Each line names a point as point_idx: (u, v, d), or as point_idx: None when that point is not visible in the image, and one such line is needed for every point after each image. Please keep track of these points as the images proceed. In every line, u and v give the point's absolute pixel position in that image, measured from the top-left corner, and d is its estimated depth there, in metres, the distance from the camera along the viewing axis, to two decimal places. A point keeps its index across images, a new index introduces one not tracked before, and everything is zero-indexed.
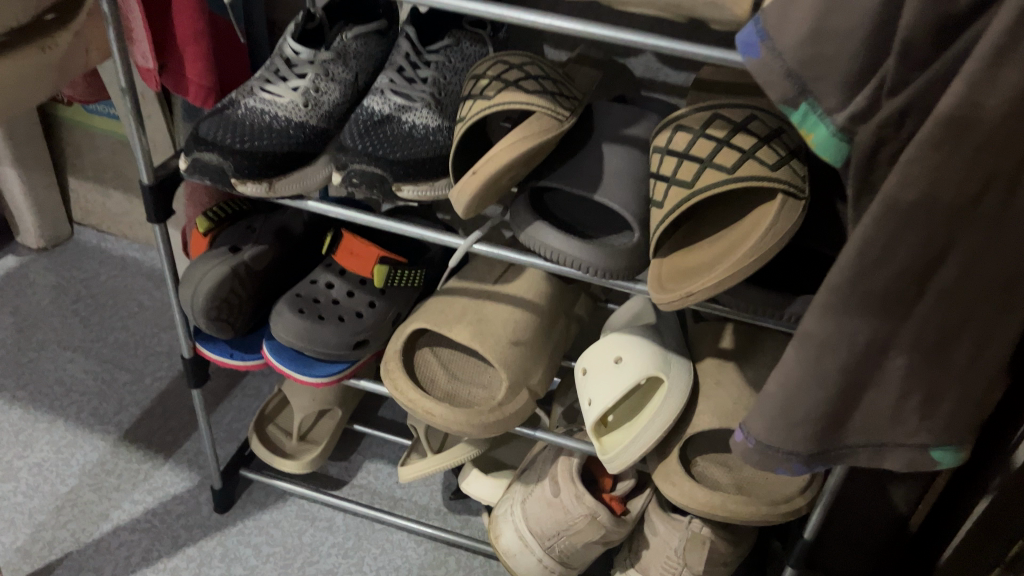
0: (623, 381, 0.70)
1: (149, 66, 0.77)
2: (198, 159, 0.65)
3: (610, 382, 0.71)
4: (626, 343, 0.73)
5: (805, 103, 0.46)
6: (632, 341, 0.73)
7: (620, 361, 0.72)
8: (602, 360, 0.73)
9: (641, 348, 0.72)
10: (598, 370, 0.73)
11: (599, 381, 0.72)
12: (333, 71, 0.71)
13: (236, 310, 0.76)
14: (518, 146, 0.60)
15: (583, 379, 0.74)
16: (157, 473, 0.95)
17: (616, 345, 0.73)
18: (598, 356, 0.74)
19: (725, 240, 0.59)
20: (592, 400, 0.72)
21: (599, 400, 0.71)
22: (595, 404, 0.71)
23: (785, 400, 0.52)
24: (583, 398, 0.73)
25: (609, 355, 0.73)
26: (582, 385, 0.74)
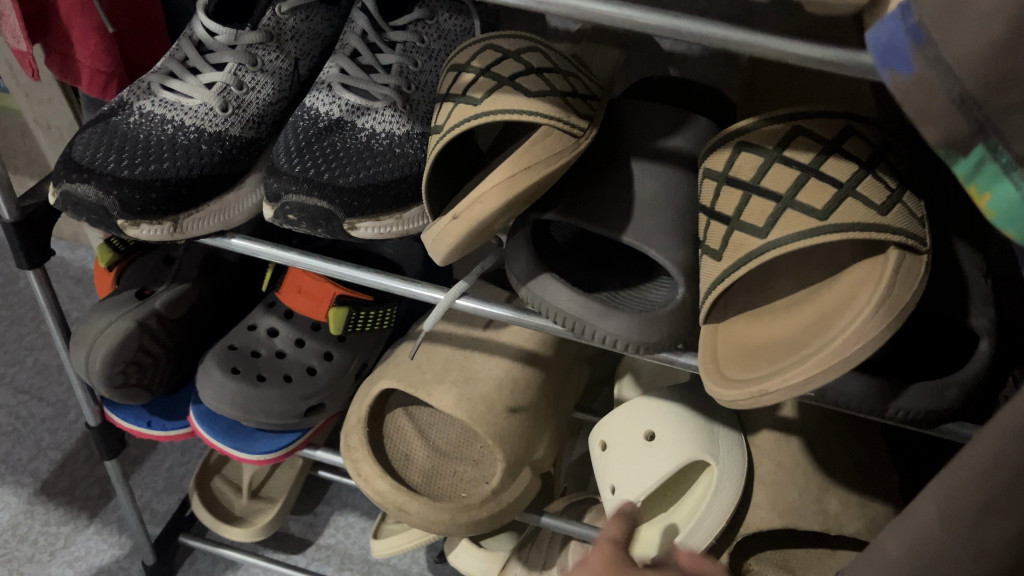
0: (659, 467, 0.53)
1: (23, 48, 0.58)
2: (69, 193, 0.46)
3: (640, 467, 0.54)
4: (661, 413, 0.56)
5: (980, 147, 0.29)
6: (667, 409, 0.56)
7: (655, 436, 0.55)
8: (629, 433, 0.56)
9: (683, 420, 0.55)
10: (624, 446, 0.56)
11: (627, 462, 0.55)
12: (262, 59, 0.52)
13: (150, 371, 0.58)
14: (518, 178, 0.42)
15: (606, 457, 0.57)
16: (79, 539, 0.79)
17: (650, 414, 0.56)
18: (623, 428, 0.57)
19: (813, 310, 0.42)
20: (618, 487, 0.55)
21: (626, 490, 0.54)
22: (623, 495, 0.54)
23: (917, 574, 0.35)
24: (606, 483, 0.56)
25: (641, 427, 0.56)
26: (605, 464, 0.57)
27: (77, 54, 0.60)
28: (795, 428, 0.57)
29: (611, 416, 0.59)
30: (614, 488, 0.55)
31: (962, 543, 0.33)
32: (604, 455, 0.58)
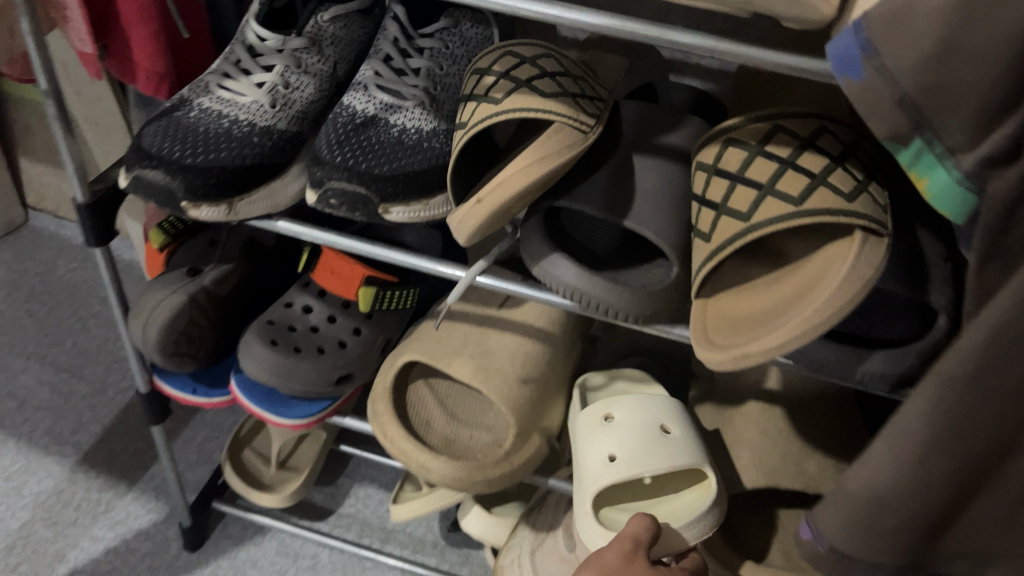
0: (678, 455, 0.54)
1: (87, 51, 0.64)
2: (139, 177, 0.53)
3: (656, 449, 0.54)
4: (674, 415, 0.58)
5: (918, 139, 0.35)
6: (681, 416, 0.58)
7: (671, 429, 0.56)
8: (641, 416, 0.57)
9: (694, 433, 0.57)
10: (636, 424, 0.56)
11: (639, 438, 0.55)
12: (305, 62, 0.58)
13: (197, 342, 0.65)
14: (534, 167, 0.48)
15: (605, 427, 0.56)
16: (119, 504, 0.85)
17: (667, 413, 0.58)
18: (634, 410, 0.57)
19: (788, 286, 0.48)
20: (626, 457, 0.54)
21: (639, 462, 0.53)
22: (634, 465, 0.53)
23: (873, 506, 0.41)
24: (606, 450, 0.55)
25: (656, 416, 0.57)
26: (600, 433, 0.56)
27: (134, 56, 0.66)
28: (779, 399, 0.63)
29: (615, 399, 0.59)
30: (619, 457, 0.54)
31: (908, 475, 0.40)
32: (601, 424, 0.57)
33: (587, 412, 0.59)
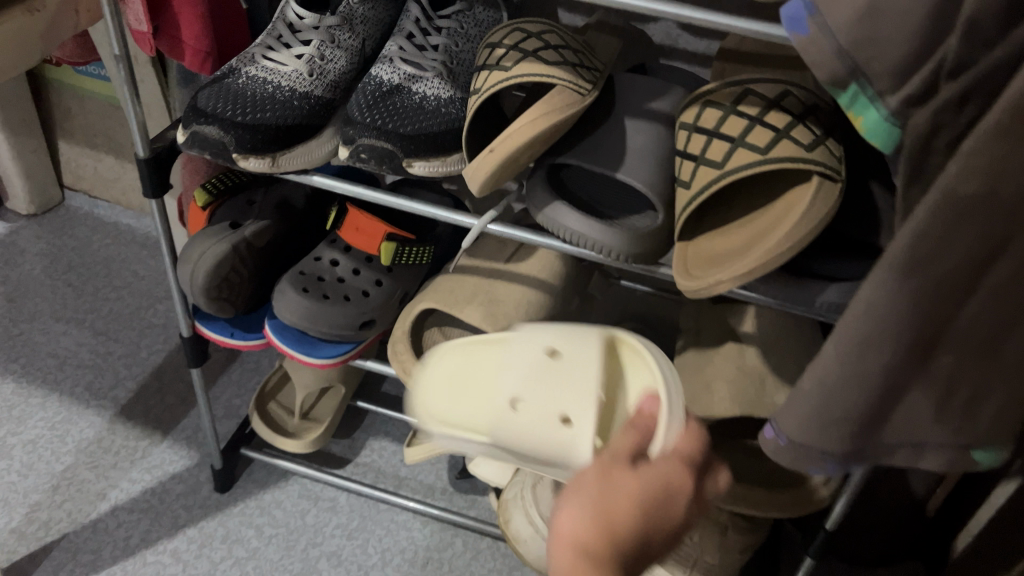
0: (581, 339, 0.48)
1: (142, 29, 0.73)
2: (196, 133, 0.61)
3: (567, 372, 0.46)
4: (543, 335, 0.49)
5: (854, 85, 0.43)
6: (544, 334, 0.49)
7: (559, 350, 0.47)
8: (533, 374, 0.47)
9: (571, 330, 0.49)
10: (538, 382, 0.46)
11: (546, 383, 0.46)
12: (339, 37, 0.67)
13: (237, 289, 0.72)
14: (539, 122, 0.57)
15: (523, 415, 0.46)
16: (155, 451, 0.93)
17: (531, 346, 0.48)
18: (518, 380, 0.47)
19: (757, 226, 0.56)
20: (576, 411, 0.45)
21: (590, 409, 0.45)
22: (587, 411, 0.45)
23: (822, 399, 0.49)
24: (549, 419, 0.45)
25: (533, 352, 0.48)
26: (529, 419, 0.46)
27: (182, 36, 0.75)
28: (755, 340, 0.71)
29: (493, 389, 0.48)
30: (569, 412, 0.45)
31: (851, 369, 0.48)
32: (517, 416, 0.46)
33: (494, 423, 0.46)
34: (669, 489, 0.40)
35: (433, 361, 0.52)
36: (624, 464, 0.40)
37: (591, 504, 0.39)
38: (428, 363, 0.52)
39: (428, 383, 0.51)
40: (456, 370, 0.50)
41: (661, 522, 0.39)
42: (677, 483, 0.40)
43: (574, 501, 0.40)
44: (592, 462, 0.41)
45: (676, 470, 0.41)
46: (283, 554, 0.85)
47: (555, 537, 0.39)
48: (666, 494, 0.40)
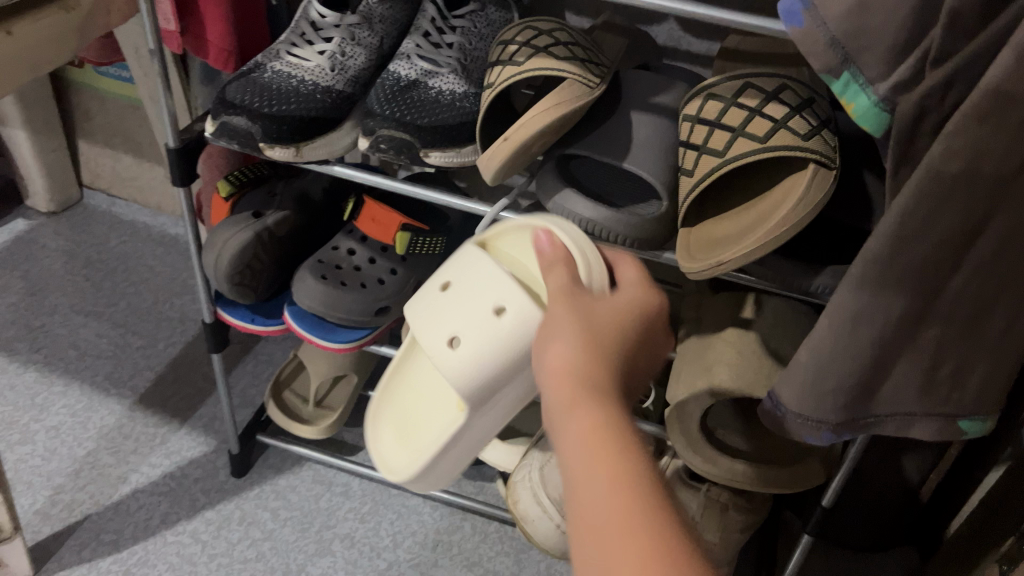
0: (462, 258, 0.57)
1: (171, 28, 0.77)
2: (225, 123, 0.65)
3: (471, 282, 0.55)
4: (438, 283, 0.57)
5: (847, 73, 0.46)
6: (436, 287, 0.57)
7: (453, 279, 0.57)
8: (450, 312, 0.55)
9: (453, 262, 0.58)
10: (460, 310, 0.55)
11: (466, 299, 0.55)
12: (359, 35, 0.70)
13: (258, 276, 0.75)
14: (550, 112, 0.61)
15: (470, 343, 0.54)
16: (173, 437, 0.96)
17: (429, 299, 0.57)
18: (445, 324, 0.55)
19: (756, 212, 0.59)
20: (503, 299, 0.53)
21: (511, 288, 0.54)
22: (512, 293, 0.53)
23: (817, 370, 0.52)
24: (489, 321, 0.53)
25: (434, 299, 0.57)
26: (477, 338, 0.53)
27: (207, 35, 0.78)
28: (755, 325, 0.74)
29: (432, 353, 0.55)
30: (497, 300, 0.54)
31: (843, 341, 0.51)
32: (468, 350, 0.54)
33: (456, 374, 0.54)
34: (630, 323, 0.45)
35: (391, 429, 0.68)
36: (589, 305, 0.46)
37: (574, 336, 0.43)
38: (387, 443, 0.67)
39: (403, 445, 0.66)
40: (408, 429, 0.67)
41: (631, 348, 0.45)
42: (633, 316, 0.46)
43: (560, 340, 0.44)
44: (565, 309, 0.46)
45: (625, 309, 0.47)
46: (298, 536, 0.89)
47: (551, 379, 0.42)
48: (628, 322, 0.45)
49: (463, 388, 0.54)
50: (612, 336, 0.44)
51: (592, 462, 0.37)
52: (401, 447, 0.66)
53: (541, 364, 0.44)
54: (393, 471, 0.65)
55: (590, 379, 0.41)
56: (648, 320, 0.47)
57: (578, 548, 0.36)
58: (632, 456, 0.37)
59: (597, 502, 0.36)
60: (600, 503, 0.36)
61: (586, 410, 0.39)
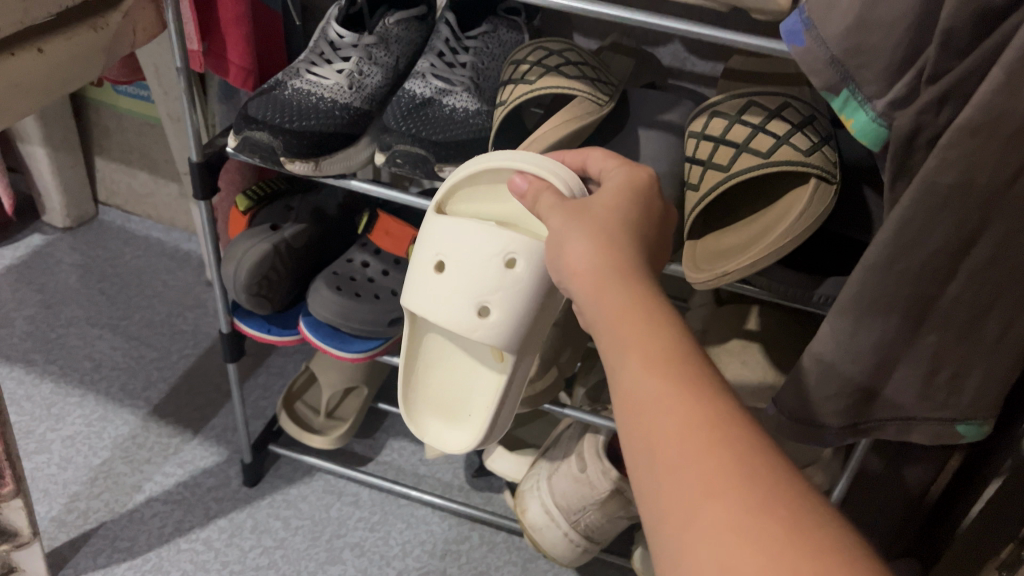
0: (439, 235, 0.59)
1: (194, 48, 0.79)
2: (248, 137, 0.68)
3: (463, 250, 0.58)
4: (428, 270, 0.59)
5: (846, 90, 0.49)
6: (429, 275, 0.59)
7: (444, 254, 0.58)
8: (460, 285, 0.57)
9: (427, 243, 0.60)
10: (470, 280, 0.57)
11: (467, 266, 0.57)
12: (375, 55, 0.73)
13: (275, 287, 0.78)
14: (560, 129, 0.64)
15: (499, 304, 0.57)
16: (186, 447, 0.98)
17: (429, 285, 0.59)
18: (461, 301, 0.57)
19: (758, 224, 0.62)
20: (506, 248, 0.56)
21: (502, 237, 0.57)
22: (511, 239, 0.56)
23: (820, 373, 0.55)
24: (507, 274, 0.56)
25: (435, 281, 0.58)
26: (503, 296, 0.56)
27: (228, 54, 0.81)
28: (758, 336, 0.76)
29: (469, 331, 0.58)
30: (502, 254, 0.56)
31: (846, 344, 0.53)
32: (503, 311, 0.57)
33: (499, 334, 0.57)
34: (629, 210, 0.47)
35: (433, 413, 0.68)
36: (582, 206, 0.47)
37: (584, 236, 0.44)
38: (435, 426, 0.67)
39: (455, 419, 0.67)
40: (450, 408, 0.67)
41: (641, 226, 0.46)
42: (628, 200, 0.47)
43: (572, 240, 0.45)
44: (565, 218, 0.47)
45: (617, 197, 0.48)
46: (309, 544, 0.90)
47: (576, 276, 0.44)
48: (622, 206, 0.47)
49: (510, 340, 0.58)
50: (617, 224, 0.45)
51: (627, 344, 0.39)
52: (455, 422, 0.67)
53: (558, 267, 0.46)
54: (460, 446, 0.65)
55: (613, 268, 0.42)
56: (641, 201, 0.47)
57: (624, 426, 0.38)
58: (665, 332, 0.39)
59: (639, 380, 0.37)
60: (641, 381, 0.37)
61: (615, 295, 0.41)
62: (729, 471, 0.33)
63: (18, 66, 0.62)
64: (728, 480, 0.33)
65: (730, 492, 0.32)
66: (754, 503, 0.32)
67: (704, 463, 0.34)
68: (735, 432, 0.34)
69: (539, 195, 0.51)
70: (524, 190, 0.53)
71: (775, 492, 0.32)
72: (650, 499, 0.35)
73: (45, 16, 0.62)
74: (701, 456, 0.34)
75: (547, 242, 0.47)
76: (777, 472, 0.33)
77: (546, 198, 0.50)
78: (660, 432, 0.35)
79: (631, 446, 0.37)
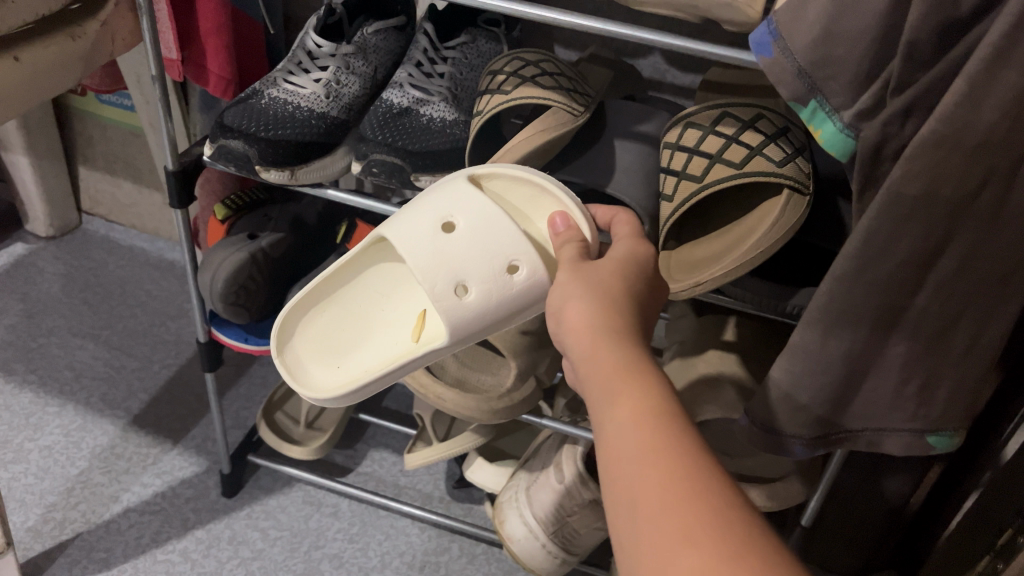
0: (463, 199, 0.55)
1: (173, 56, 0.80)
2: (223, 146, 0.68)
3: (480, 228, 0.55)
4: (429, 215, 0.55)
5: (813, 101, 0.48)
6: (422, 220, 0.55)
7: (457, 220, 0.55)
8: (452, 252, 0.54)
9: (443, 195, 0.56)
10: (468, 255, 0.54)
11: (474, 245, 0.54)
12: (353, 65, 0.73)
13: (253, 296, 0.78)
14: (535, 140, 0.64)
15: (479, 294, 0.55)
16: (166, 457, 0.98)
17: (427, 232, 0.55)
18: (441, 266, 0.54)
19: (732, 235, 0.62)
20: (517, 255, 0.55)
21: (524, 243, 0.55)
22: (526, 250, 0.55)
23: (790, 389, 0.55)
24: (503, 276, 0.55)
25: (433, 235, 0.55)
26: (488, 288, 0.55)
27: (207, 63, 0.81)
28: (736, 347, 0.75)
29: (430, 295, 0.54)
30: (510, 257, 0.55)
31: (816, 360, 0.53)
32: (478, 300, 0.55)
33: (456, 316, 0.55)
34: (635, 275, 0.48)
35: (305, 347, 0.63)
36: (592, 267, 0.49)
37: (588, 293, 0.46)
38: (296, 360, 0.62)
39: (324, 362, 0.63)
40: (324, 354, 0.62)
41: (640, 294, 0.48)
42: (636, 266, 0.49)
43: (573, 297, 0.46)
44: (573, 271, 0.49)
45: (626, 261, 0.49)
46: (287, 555, 0.90)
47: (571, 334, 0.45)
48: (630, 269, 0.49)
49: (458, 330, 0.55)
50: (622, 285, 0.47)
51: (617, 398, 0.40)
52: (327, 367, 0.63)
53: (557, 322, 0.47)
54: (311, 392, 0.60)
55: (607, 329, 0.44)
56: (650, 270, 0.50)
57: (608, 480, 0.39)
58: (656, 392, 0.40)
59: (623, 437, 0.38)
60: (626, 438, 0.38)
61: (607, 354, 0.42)
62: (704, 521, 0.34)
63: None
64: (704, 529, 0.34)
65: (703, 544, 0.33)
66: (727, 550, 0.33)
67: (682, 515, 0.34)
68: (711, 487, 0.35)
69: (567, 243, 0.53)
70: (561, 230, 0.55)
71: (747, 541, 0.33)
72: (629, 548, 0.36)
73: (22, 24, 0.62)
74: (678, 507, 0.35)
75: (551, 292, 0.49)
76: (751, 524, 0.34)
77: (568, 250, 0.52)
78: (641, 484, 0.36)
79: (613, 499, 0.38)
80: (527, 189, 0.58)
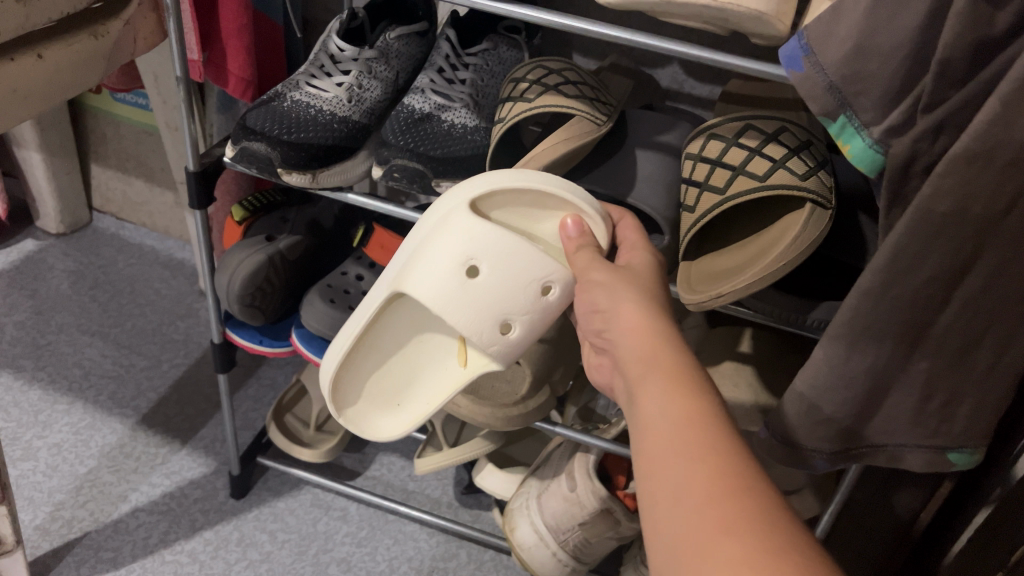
0: (482, 238, 0.56)
1: (194, 57, 0.79)
2: (246, 148, 0.68)
3: (503, 262, 0.56)
4: (452, 266, 0.56)
5: (842, 116, 0.48)
6: (449, 274, 0.56)
7: (482, 260, 0.56)
8: (485, 297, 0.56)
9: (459, 239, 0.56)
10: (504, 296, 0.57)
11: (504, 285, 0.56)
12: (376, 69, 0.73)
13: (268, 298, 0.77)
14: (555, 149, 0.64)
15: (522, 324, 0.58)
16: (174, 457, 0.97)
17: (457, 288, 0.56)
18: (479, 314, 0.57)
19: (751, 249, 0.62)
20: (546, 274, 0.57)
21: (547, 263, 0.57)
22: (553, 267, 0.57)
23: (812, 399, 0.55)
24: (540, 300, 0.58)
25: (464, 286, 0.56)
26: (528, 320, 0.58)
27: (228, 64, 0.80)
28: (752, 359, 0.76)
29: (483, 344, 0.58)
30: (541, 281, 0.57)
31: (839, 374, 0.53)
32: (522, 335, 0.59)
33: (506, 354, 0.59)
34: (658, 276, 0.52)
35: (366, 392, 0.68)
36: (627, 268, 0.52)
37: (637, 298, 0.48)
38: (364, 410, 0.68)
39: (386, 410, 0.69)
40: (387, 394, 0.68)
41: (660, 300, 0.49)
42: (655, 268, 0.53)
43: (624, 299, 0.48)
44: (613, 275, 0.50)
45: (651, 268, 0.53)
46: (294, 558, 0.89)
47: (629, 339, 0.45)
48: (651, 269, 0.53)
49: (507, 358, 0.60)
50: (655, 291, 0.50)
51: (665, 397, 0.40)
52: (388, 400, 0.68)
53: (607, 326, 0.48)
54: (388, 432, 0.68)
55: (667, 340, 0.44)
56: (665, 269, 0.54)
57: (646, 471, 0.39)
58: (701, 394, 0.40)
59: (666, 434, 0.39)
60: (669, 435, 0.39)
61: (662, 354, 0.43)
62: (746, 512, 0.34)
63: (16, 71, 0.62)
64: (747, 519, 0.34)
65: (745, 531, 0.33)
66: (769, 541, 0.33)
67: (724, 505, 0.34)
68: (758, 486, 0.35)
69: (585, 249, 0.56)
70: (574, 236, 0.57)
71: (790, 537, 0.33)
72: (666, 535, 0.36)
73: (47, 22, 0.62)
74: (722, 497, 0.35)
75: (596, 291, 0.50)
76: (792, 521, 0.34)
77: (587, 254, 0.55)
78: (684, 476, 0.36)
79: (652, 487, 0.38)
80: (526, 201, 0.59)
